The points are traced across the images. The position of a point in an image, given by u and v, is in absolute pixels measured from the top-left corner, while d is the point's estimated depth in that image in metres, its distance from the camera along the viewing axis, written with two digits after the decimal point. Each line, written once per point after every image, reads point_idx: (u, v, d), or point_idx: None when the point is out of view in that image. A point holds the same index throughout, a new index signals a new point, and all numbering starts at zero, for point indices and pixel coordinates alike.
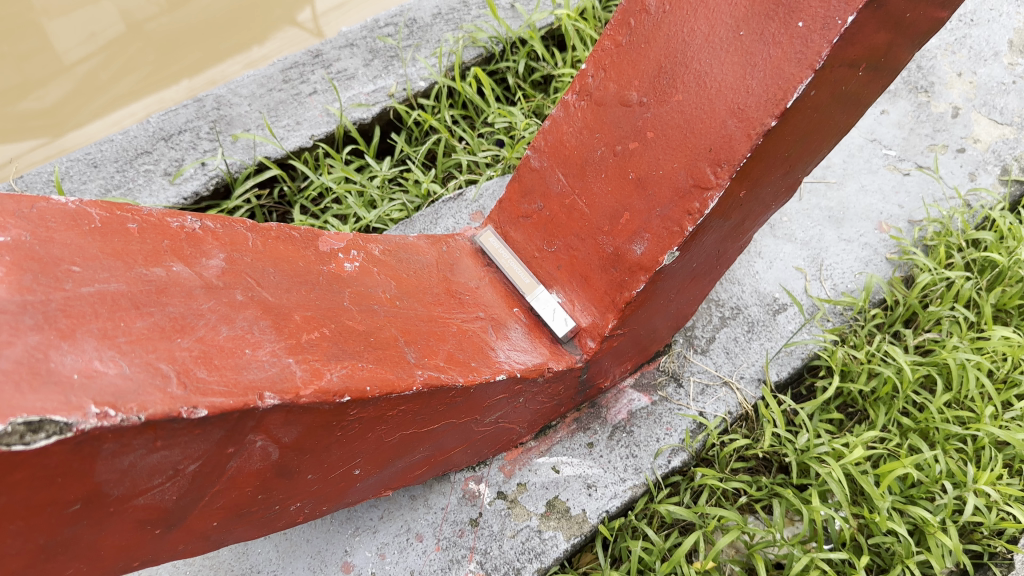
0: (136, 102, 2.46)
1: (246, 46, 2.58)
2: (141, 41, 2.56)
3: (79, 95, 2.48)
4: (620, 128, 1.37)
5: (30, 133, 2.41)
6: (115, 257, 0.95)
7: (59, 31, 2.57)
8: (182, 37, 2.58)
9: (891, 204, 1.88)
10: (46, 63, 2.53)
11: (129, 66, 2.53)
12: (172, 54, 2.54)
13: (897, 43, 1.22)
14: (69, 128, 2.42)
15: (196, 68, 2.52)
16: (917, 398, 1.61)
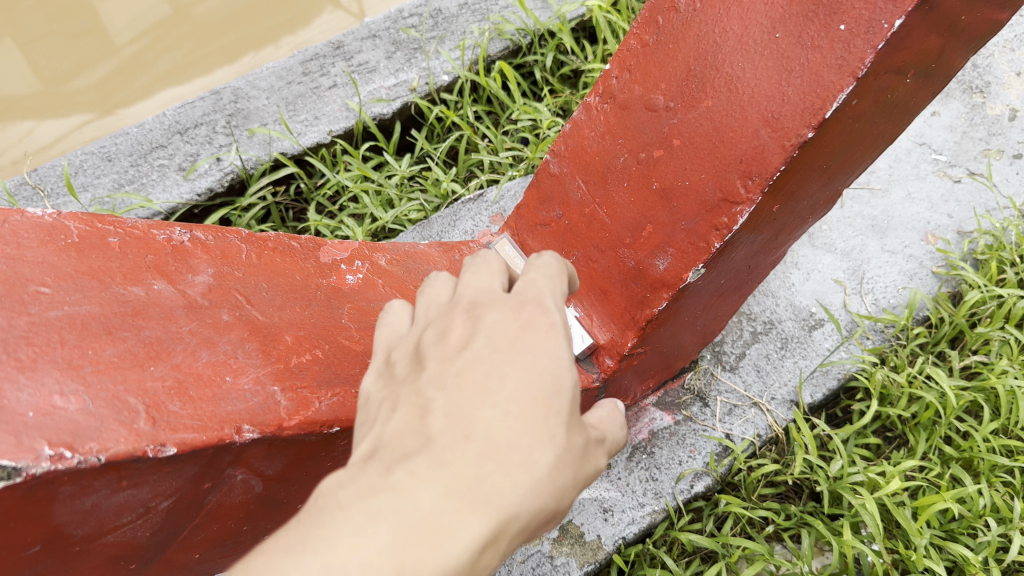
0: (187, 85, 2.22)
1: (300, 26, 2.32)
2: (191, 22, 2.32)
3: (130, 76, 2.24)
4: (644, 134, 1.28)
5: (78, 115, 2.19)
6: (90, 276, 0.89)
7: (108, 8, 2.33)
8: (234, 18, 2.33)
9: (939, 213, 1.76)
10: (91, 45, 2.28)
11: (179, 47, 2.28)
12: (217, 37, 2.30)
13: (950, 47, 1.11)
14: (118, 109, 2.19)
15: (250, 50, 2.28)
16: (961, 425, 1.49)
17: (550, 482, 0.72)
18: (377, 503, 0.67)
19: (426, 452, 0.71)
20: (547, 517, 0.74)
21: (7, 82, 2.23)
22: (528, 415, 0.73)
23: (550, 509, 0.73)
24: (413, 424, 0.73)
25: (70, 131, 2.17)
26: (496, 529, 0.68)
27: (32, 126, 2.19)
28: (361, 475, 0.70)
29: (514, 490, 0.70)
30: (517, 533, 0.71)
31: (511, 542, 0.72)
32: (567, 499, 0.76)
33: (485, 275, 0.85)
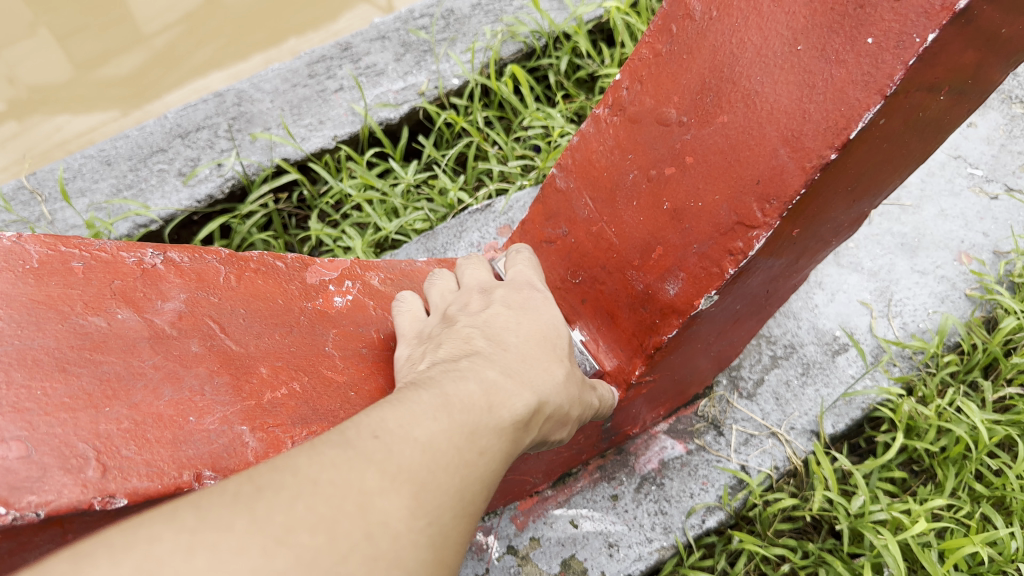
0: (223, 74, 2.16)
1: (335, 15, 2.27)
2: (222, 15, 2.27)
3: (165, 66, 2.18)
4: (655, 150, 1.20)
5: (112, 105, 2.12)
6: (47, 305, 0.83)
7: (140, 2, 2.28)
8: (267, 9, 2.28)
9: (974, 231, 1.66)
10: (122, 34, 2.23)
11: (213, 40, 2.23)
12: (250, 28, 2.25)
13: (988, 62, 1.02)
14: (153, 98, 2.13)
15: (282, 39, 2.22)
16: (994, 461, 1.39)
17: (563, 384, 0.94)
18: (461, 370, 0.84)
19: (482, 352, 0.89)
20: (559, 417, 0.95)
21: (39, 68, 2.16)
22: (542, 343, 0.96)
23: (563, 407, 0.95)
24: (460, 345, 0.90)
25: (105, 120, 2.09)
26: (540, 401, 0.88)
27: (66, 117, 2.10)
28: (436, 364, 0.86)
29: (545, 382, 0.91)
30: (546, 417, 0.91)
31: (539, 427, 0.91)
32: (569, 409, 0.98)
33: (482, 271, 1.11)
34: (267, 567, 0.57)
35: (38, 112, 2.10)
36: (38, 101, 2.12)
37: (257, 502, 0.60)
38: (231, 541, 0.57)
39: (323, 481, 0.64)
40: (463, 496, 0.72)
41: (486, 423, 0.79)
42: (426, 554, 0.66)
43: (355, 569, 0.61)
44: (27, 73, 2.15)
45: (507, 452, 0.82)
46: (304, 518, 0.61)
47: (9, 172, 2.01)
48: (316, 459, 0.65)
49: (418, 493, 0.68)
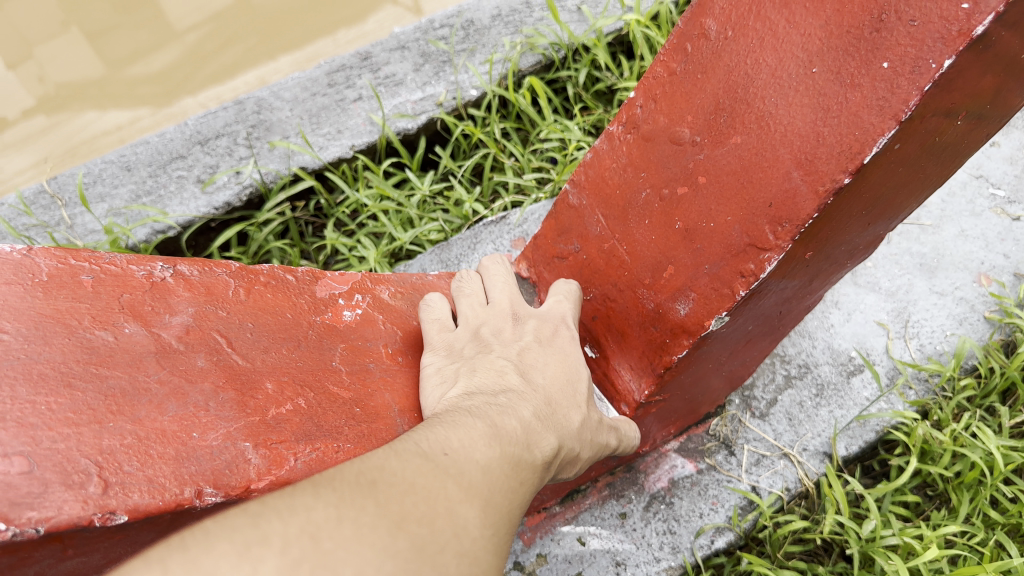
0: (249, 74, 2.17)
1: (360, 16, 2.25)
2: (253, 13, 2.27)
3: (194, 66, 2.20)
4: (668, 169, 1.19)
5: (141, 104, 2.14)
6: (55, 320, 0.84)
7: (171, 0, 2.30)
8: (295, 8, 2.28)
9: (994, 253, 1.64)
10: (155, 32, 2.25)
11: (241, 38, 2.24)
12: (279, 27, 2.24)
13: (1008, 86, 1.00)
14: (182, 98, 2.14)
15: (310, 41, 2.21)
16: (1009, 488, 1.37)
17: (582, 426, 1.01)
18: (502, 403, 0.92)
19: (516, 389, 0.96)
20: (576, 455, 1.02)
21: (73, 65, 2.21)
22: (566, 383, 1.04)
23: (581, 447, 1.02)
24: (496, 378, 0.97)
25: (134, 119, 2.12)
26: (562, 444, 0.96)
27: (97, 114, 2.13)
28: (476, 395, 0.93)
29: (567, 426, 0.98)
30: (565, 455, 0.98)
31: (556, 468, 0.98)
32: (585, 449, 1.04)
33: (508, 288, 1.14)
34: (392, 546, 0.65)
35: (70, 110, 2.14)
36: (70, 98, 2.16)
37: (376, 492, 0.69)
38: (365, 519, 0.65)
39: (418, 484, 0.72)
40: (513, 518, 0.80)
41: (527, 457, 0.87)
42: (492, 559, 0.73)
43: (450, 560, 0.68)
44: (61, 71, 2.19)
45: (538, 487, 0.89)
46: (412, 511, 0.69)
47: (38, 169, 2.05)
48: (409, 468, 0.73)
49: (486, 507, 0.76)
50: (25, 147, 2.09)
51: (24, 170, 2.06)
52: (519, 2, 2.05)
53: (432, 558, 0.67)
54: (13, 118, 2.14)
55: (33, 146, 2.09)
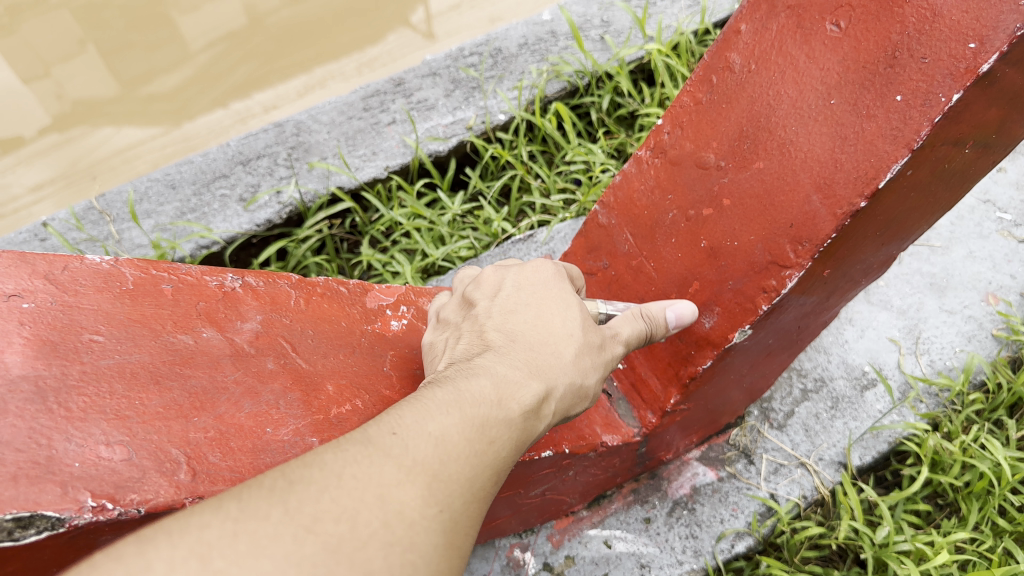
0: (261, 93, 2.27)
1: (370, 40, 2.37)
2: (264, 34, 2.39)
3: (206, 85, 2.30)
4: (694, 192, 1.27)
5: (155, 121, 2.24)
6: (141, 323, 0.91)
7: (188, 21, 2.41)
8: (306, 32, 2.38)
9: (1001, 273, 1.72)
10: (170, 53, 2.36)
11: (253, 59, 2.34)
12: (291, 48, 2.36)
13: (1011, 118, 1.09)
14: (195, 115, 2.24)
15: (323, 62, 2.32)
16: (1016, 497, 1.43)
17: (576, 364, 0.94)
18: (475, 368, 0.90)
19: (494, 347, 0.94)
20: (577, 392, 0.96)
21: (88, 84, 2.29)
22: (555, 321, 0.97)
23: (580, 385, 0.96)
24: (476, 342, 0.96)
25: (147, 135, 2.21)
26: (550, 387, 0.91)
27: (111, 129, 2.22)
28: (451, 366, 0.92)
29: (552, 367, 0.93)
30: (560, 396, 0.93)
31: (556, 412, 0.94)
32: (588, 385, 0.97)
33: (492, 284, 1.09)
34: (298, 553, 0.66)
35: (84, 125, 2.23)
36: (84, 114, 2.24)
37: (290, 495, 0.69)
38: (267, 529, 0.67)
39: (345, 476, 0.72)
40: (476, 483, 0.78)
41: (495, 415, 0.84)
42: (436, 539, 0.73)
43: (375, 553, 0.69)
44: (77, 88, 2.28)
45: (522, 438, 0.86)
46: (328, 510, 0.69)
47: (54, 184, 2.13)
48: (340, 457, 0.73)
49: (432, 482, 0.75)
50: (40, 164, 2.17)
51: (38, 185, 2.13)
52: (545, 31, 2.15)
53: (349, 556, 0.68)
54: (29, 133, 2.22)
55: (48, 161, 2.17)
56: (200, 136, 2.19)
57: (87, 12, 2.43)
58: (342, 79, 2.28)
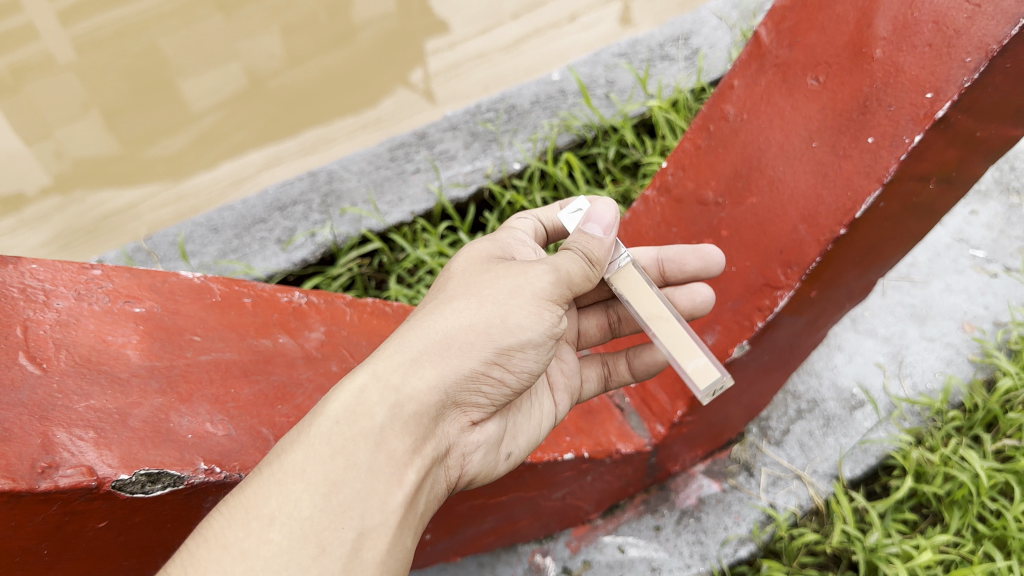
0: (261, 153, 2.45)
1: (368, 105, 2.54)
2: (265, 95, 2.57)
3: (203, 147, 2.48)
4: (696, 225, 1.44)
5: (155, 180, 2.42)
6: (231, 329, 1.07)
7: (189, 85, 2.61)
8: (306, 94, 2.56)
9: (976, 305, 1.88)
10: (172, 113, 2.55)
11: (250, 121, 2.53)
12: (293, 109, 2.54)
13: (969, 158, 1.26)
14: (191, 174, 2.43)
15: (324, 121, 2.51)
16: (994, 504, 1.56)
17: (427, 339, 1.00)
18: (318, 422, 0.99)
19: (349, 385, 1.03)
20: (432, 361, 0.99)
21: (92, 145, 2.50)
22: (415, 313, 1.06)
23: (432, 359, 0.99)
24: None
25: (148, 194, 2.40)
26: (362, 394, 0.94)
27: (112, 189, 2.41)
28: None
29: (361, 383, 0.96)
30: (395, 388, 0.96)
31: (399, 406, 0.95)
32: (451, 334, 1.01)
33: (644, 301, 1.17)
34: None
35: (84, 185, 2.42)
36: (82, 173, 2.44)
37: None
38: None
39: None
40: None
41: (265, 489, 0.87)
42: None
43: None
44: (76, 150, 2.49)
45: (327, 471, 0.89)
46: None
47: (52, 243, 2.30)
48: None
49: None
50: (41, 226, 2.34)
51: (35, 247, 2.30)
52: (555, 89, 2.35)
53: None
54: (31, 192, 2.41)
55: (49, 222, 2.34)
56: (197, 195, 2.38)
57: (89, 73, 2.65)
58: (339, 139, 2.46)
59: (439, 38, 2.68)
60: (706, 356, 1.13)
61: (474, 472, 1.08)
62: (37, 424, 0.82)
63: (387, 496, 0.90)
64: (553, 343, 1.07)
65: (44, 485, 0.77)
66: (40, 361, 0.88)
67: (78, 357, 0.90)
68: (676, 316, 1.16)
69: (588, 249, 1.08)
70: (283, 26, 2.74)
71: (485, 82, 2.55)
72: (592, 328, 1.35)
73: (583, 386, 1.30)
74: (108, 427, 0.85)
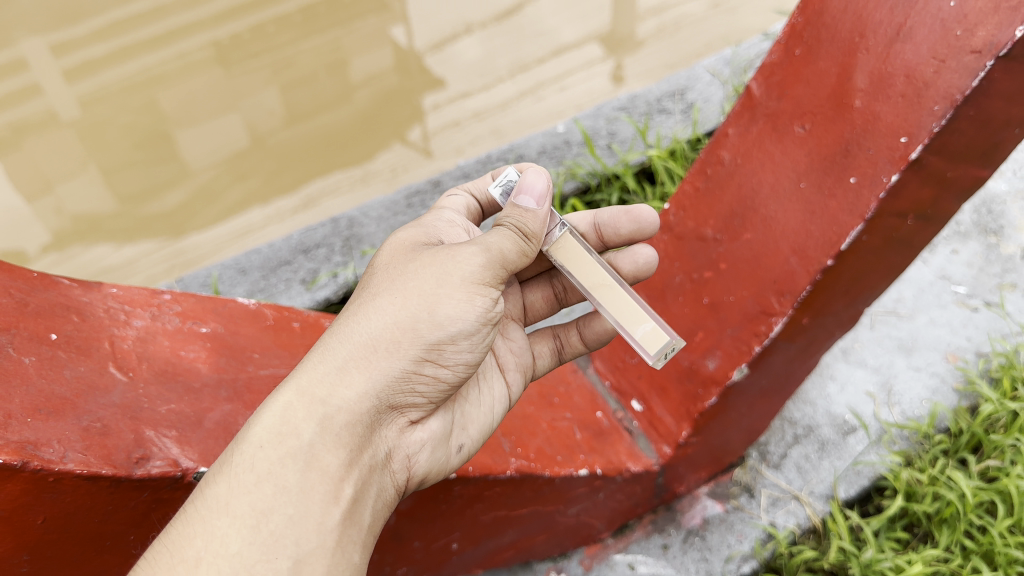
0: (264, 208, 2.59)
1: (368, 158, 2.71)
2: (266, 152, 2.73)
3: (202, 205, 2.62)
4: (697, 259, 1.59)
5: (154, 237, 2.54)
6: (284, 348, 1.20)
7: (189, 139, 2.78)
8: (306, 151, 2.72)
9: (959, 336, 2.01)
10: (174, 170, 2.71)
11: (251, 176, 2.68)
12: (288, 166, 2.69)
13: (942, 197, 1.41)
14: (190, 232, 2.55)
15: (331, 174, 2.66)
16: (980, 520, 1.66)
17: (352, 347, 1.02)
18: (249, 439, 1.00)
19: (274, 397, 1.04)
20: (359, 368, 1.00)
21: (89, 202, 2.64)
22: (338, 322, 1.06)
23: (359, 366, 1.01)
24: None
25: (147, 250, 2.52)
26: (286, 408, 0.96)
27: (112, 244, 2.53)
28: None
29: (280, 402, 0.97)
30: (321, 401, 0.97)
31: (326, 416, 0.96)
32: (376, 337, 1.03)
33: (587, 273, 1.24)
34: None
35: (81, 242, 2.54)
36: (81, 230, 2.57)
37: None
38: None
39: None
40: None
41: (191, 527, 0.86)
42: None
43: None
44: (75, 207, 2.62)
45: (256, 492, 0.89)
46: None
47: None
48: None
49: None
50: None
51: None
52: (559, 140, 2.51)
53: None
54: (32, 250, 2.53)
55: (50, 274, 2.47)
56: (192, 252, 2.49)
57: (88, 132, 2.82)
58: (346, 194, 2.60)
59: (437, 95, 2.85)
60: (655, 320, 1.20)
61: (422, 471, 1.10)
62: (128, 422, 0.94)
63: (324, 516, 0.91)
64: (486, 329, 1.09)
65: (139, 472, 0.91)
66: (127, 369, 1.00)
67: (156, 368, 1.03)
68: (619, 282, 1.23)
69: (523, 222, 1.12)
70: (281, 83, 2.93)
71: (487, 136, 2.71)
72: (537, 301, 1.41)
73: (537, 363, 1.35)
74: (187, 429, 0.99)
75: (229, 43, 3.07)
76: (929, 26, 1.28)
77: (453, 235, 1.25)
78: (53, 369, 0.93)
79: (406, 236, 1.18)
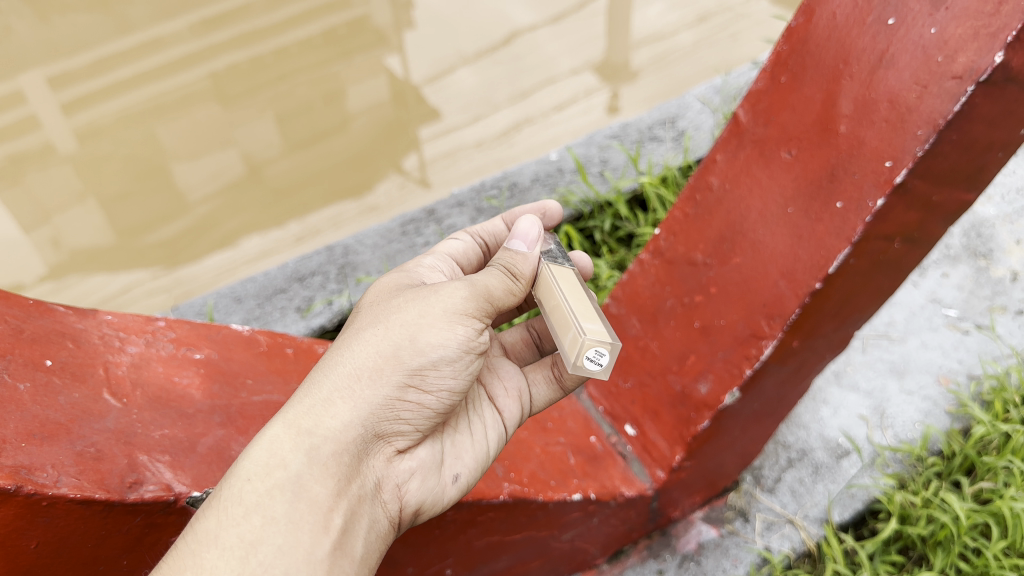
0: (260, 239, 2.59)
1: (365, 188, 2.72)
2: (262, 183, 2.76)
3: (198, 235, 2.62)
4: (687, 283, 1.61)
5: (149, 267, 2.54)
6: (278, 373, 1.21)
7: (185, 171, 2.81)
8: (301, 182, 2.74)
9: (951, 359, 2.03)
10: (170, 201, 2.72)
11: (248, 209, 2.69)
12: (285, 197, 2.71)
13: (928, 220, 1.42)
14: (185, 263, 2.55)
15: (327, 203, 2.68)
16: (975, 543, 1.66)
17: (336, 379, 1.03)
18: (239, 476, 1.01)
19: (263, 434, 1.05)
20: (343, 399, 1.01)
21: (86, 234, 2.65)
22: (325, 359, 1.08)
23: (344, 396, 1.02)
24: None
25: (139, 280, 2.52)
26: (273, 440, 0.97)
27: (107, 275, 2.53)
28: None
29: (268, 436, 0.98)
30: (307, 432, 0.98)
31: (312, 446, 0.97)
32: (361, 368, 1.04)
33: (547, 297, 1.15)
34: None
35: (77, 272, 2.54)
36: (79, 261, 2.57)
37: None
38: None
39: None
40: None
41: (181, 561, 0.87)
42: None
43: None
44: (73, 239, 2.63)
45: (245, 523, 0.90)
46: None
47: None
48: None
49: None
50: None
51: None
52: (552, 168, 2.54)
53: None
54: (28, 281, 2.52)
55: None
56: (188, 282, 2.49)
57: (85, 164, 2.84)
58: (340, 225, 2.61)
59: (431, 127, 2.88)
60: (579, 321, 1.05)
61: (414, 501, 1.09)
62: (122, 447, 0.95)
63: (313, 546, 0.92)
64: (470, 358, 1.09)
65: (131, 496, 0.92)
66: (120, 396, 1.01)
67: (149, 394, 1.04)
68: (561, 296, 1.10)
69: (513, 264, 1.16)
70: (276, 116, 2.96)
71: (481, 165, 2.73)
72: (516, 342, 1.41)
73: (532, 391, 1.32)
74: (180, 453, 1.00)
75: (226, 76, 3.12)
76: (911, 53, 1.29)
77: (434, 279, 1.26)
78: (48, 395, 0.94)
79: (390, 278, 1.20)
